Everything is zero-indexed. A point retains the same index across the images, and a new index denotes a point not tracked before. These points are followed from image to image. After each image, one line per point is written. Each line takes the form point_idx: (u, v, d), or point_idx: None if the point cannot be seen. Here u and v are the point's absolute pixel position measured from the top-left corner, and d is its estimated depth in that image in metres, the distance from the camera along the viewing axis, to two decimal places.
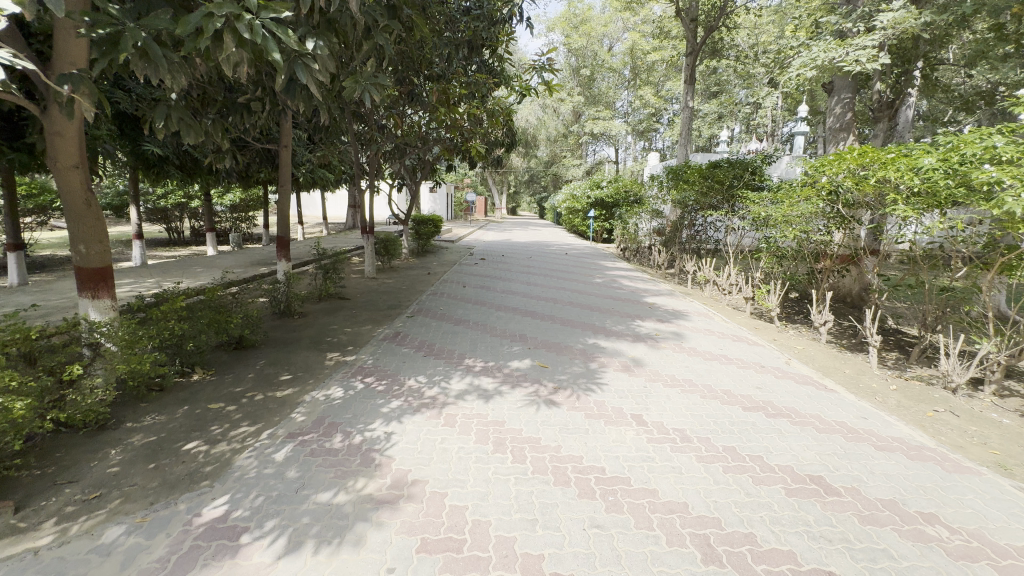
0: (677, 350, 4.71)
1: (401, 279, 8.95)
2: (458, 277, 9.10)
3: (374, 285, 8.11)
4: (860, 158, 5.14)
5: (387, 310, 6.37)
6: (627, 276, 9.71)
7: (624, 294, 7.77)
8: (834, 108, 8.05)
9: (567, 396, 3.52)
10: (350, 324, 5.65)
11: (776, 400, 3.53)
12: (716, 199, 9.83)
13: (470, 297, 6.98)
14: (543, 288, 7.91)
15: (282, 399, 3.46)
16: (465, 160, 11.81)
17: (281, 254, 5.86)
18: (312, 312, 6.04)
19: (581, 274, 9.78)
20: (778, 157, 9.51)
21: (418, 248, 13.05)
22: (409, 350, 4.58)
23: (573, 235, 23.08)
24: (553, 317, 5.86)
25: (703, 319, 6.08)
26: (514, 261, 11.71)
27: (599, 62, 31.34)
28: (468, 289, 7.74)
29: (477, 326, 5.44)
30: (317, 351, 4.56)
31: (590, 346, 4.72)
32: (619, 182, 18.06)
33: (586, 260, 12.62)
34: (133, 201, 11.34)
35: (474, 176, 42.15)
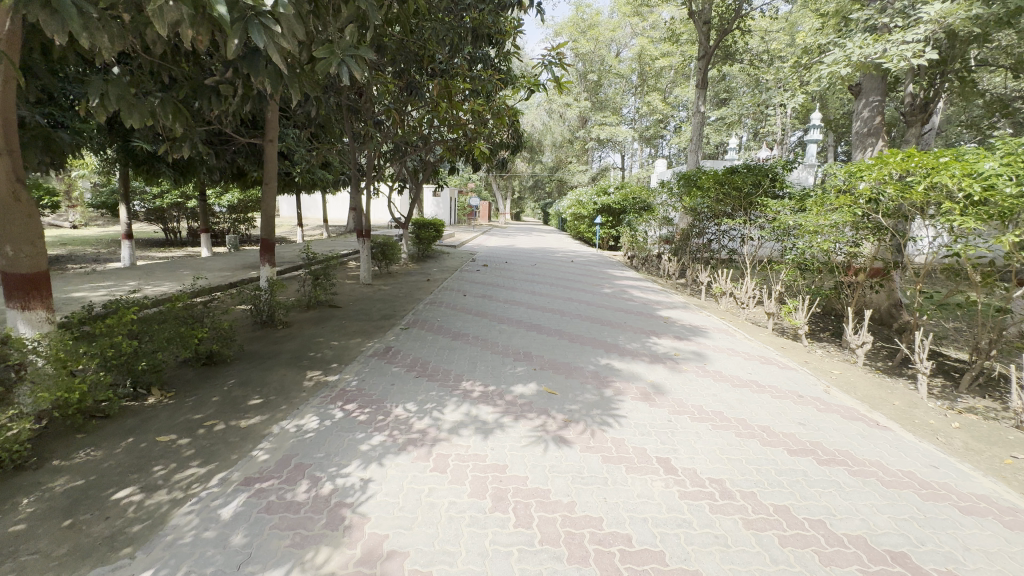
0: (701, 374, 4.20)
1: (398, 286, 8.46)
2: (459, 285, 8.61)
3: (369, 293, 7.63)
4: (904, 163, 4.64)
5: (380, 320, 5.88)
6: (637, 286, 9.20)
7: (636, 306, 7.27)
8: (861, 112, 7.67)
9: (579, 433, 2.99)
10: (338, 337, 5.14)
11: (826, 442, 3.01)
12: (733, 207, 9.34)
13: (471, 308, 6.48)
14: (549, 298, 7.42)
15: (245, 430, 2.95)
16: (468, 162, 11.35)
17: (265, 258, 5.36)
18: (297, 323, 5.53)
19: (589, 283, 9.26)
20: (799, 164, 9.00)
21: (419, 253, 12.58)
22: (399, 370, 4.07)
23: (578, 241, 22.58)
24: (561, 333, 5.36)
25: (724, 337, 5.57)
26: (517, 268, 11.23)
27: (606, 68, 31.02)
28: (468, 299, 7.24)
29: (477, 341, 4.94)
30: (296, 369, 4.05)
31: (603, 369, 4.20)
32: (627, 188, 17.57)
33: (593, 268, 12.12)
34: (124, 200, 10.94)
35: (478, 180, 41.84)
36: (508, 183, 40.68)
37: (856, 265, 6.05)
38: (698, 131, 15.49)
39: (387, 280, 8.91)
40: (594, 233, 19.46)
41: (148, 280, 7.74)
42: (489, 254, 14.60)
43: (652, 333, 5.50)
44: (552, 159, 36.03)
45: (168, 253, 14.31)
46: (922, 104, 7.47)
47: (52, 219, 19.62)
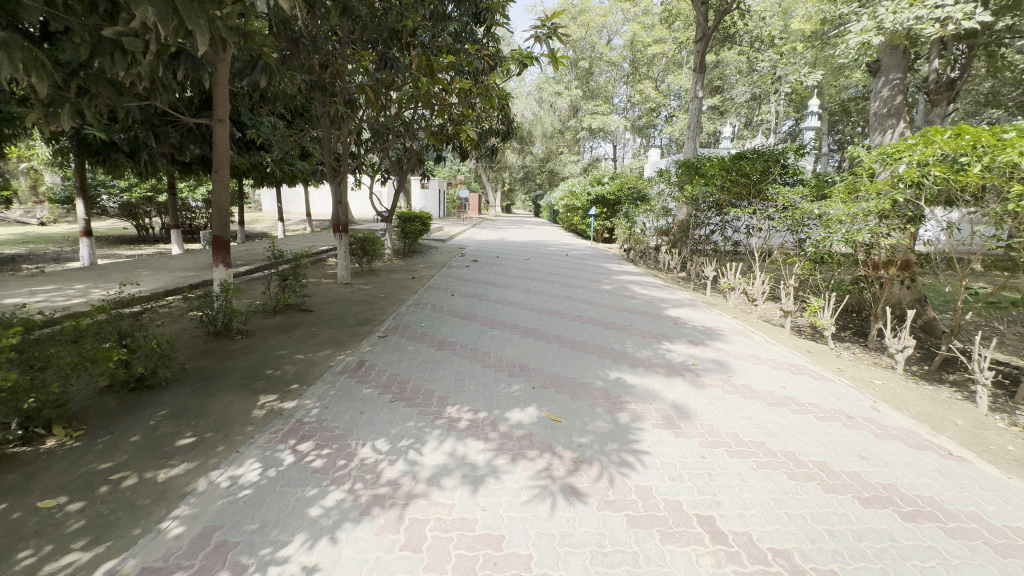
0: (727, 389, 3.60)
1: (380, 285, 7.76)
2: (447, 283, 7.93)
3: (348, 294, 6.93)
4: (955, 142, 4.07)
5: (354, 327, 5.19)
6: (638, 282, 8.60)
7: (639, 305, 6.66)
8: (881, 91, 7.09)
9: (594, 481, 2.35)
10: (304, 348, 4.45)
11: (901, 484, 2.42)
12: (740, 195, 8.74)
13: (459, 311, 5.82)
14: (545, 296, 6.79)
15: (162, 487, 2.27)
16: (456, 150, 10.63)
17: (218, 258, 4.63)
18: (258, 332, 4.83)
19: (585, 279, 8.64)
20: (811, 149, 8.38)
21: (405, 248, 11.86)
22: (371, 392, 3.40)
23: (571, 234, 21.95)
24: (561, 339, 4.74)
25: (741, 340, 4.98)
26: (509, 263, 10.55)
27: (598, 55, 30.23)
28: (456, 299, 6.58)
29: (466, 352, 4.29)
30: (246, 393, 3.37)
31: (614, 386, 3.58)
32: (622, 178, 16.93)
33: (589, 262, 11.50)
34: (81, 194, 10.07)
35: (468, 173, 40.93)
36: (498, 175, 39.84)
37: (885, 256, 5.47)
38: (696, 117, 14.82)
39: (369, 279, 8.20)
40: (588, 225, 18.82)
41: (99, 282, 6.96)
42: (479, 248, 13.92)
43: (662, 338, 4.90)
44: (543, 150, 35.26)
45: (138, 251, 13.43)
46: (948, 81, 6.85)
47: (17, 216, 18.54)
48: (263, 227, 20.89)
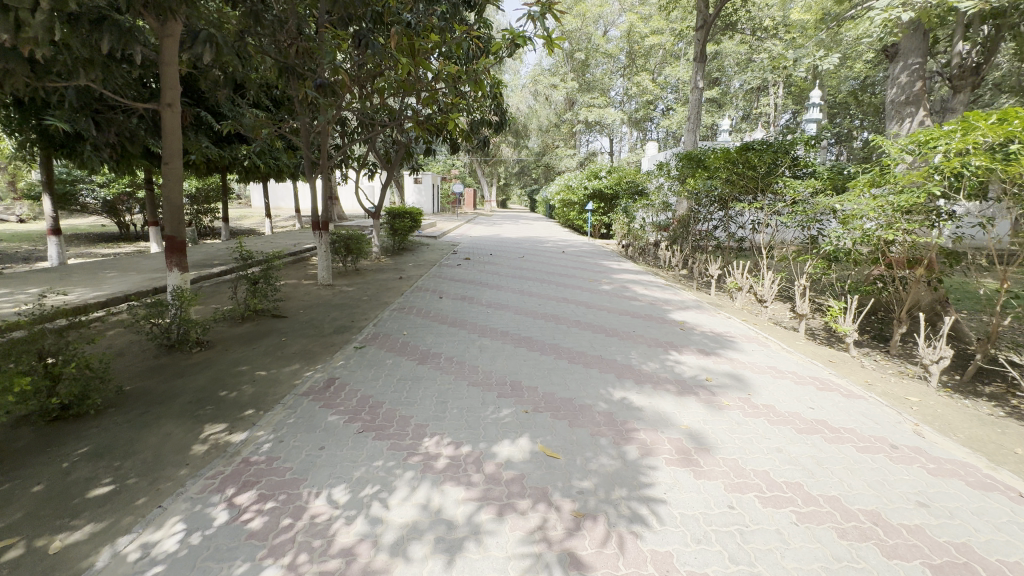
0: (748, 412, 3.14)
1: (365, 287, 7.26)
2: (436, 283, 7.44)
3: (327, 297, 6.43)
4: (1001, 128, 3.62)
5: (330, 336, 4.71)
6: (639, 281, 8.14)
7: (641, 307, 6.21)
8: (898, 77, 6.64)
9: (600, 546, 1.88)
10: (269, 361, 3.97)
11: (978, 544, 1.96)
12: (746, 189, 8.30)
13: (446, 316, 5.35)
14: (540, 299, 6.33)
15: (52, 560, 1.79)
16: (447, 143, 10.13)
17: (171, 260, 4.12)
18: (221, 343, 4.33)
19: (583, 278, 8.18)
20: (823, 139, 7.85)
21: (394, 246, 11.36)
22: (337, 420, 2.91)
23: (567, 230, 21.48)
24: (557, 349, 4.28)
25: (755, 349, 4.53)
26: (502, 261, 10.06)
27: (594, 46, 29.65)
28: (444, 302, 6.09)
29: (451, 367, 3.82)
30: (190, 423, 2.88)
31: (618, 409, 3.12)
32: (620, 172, 16.46)
33: (586, 260, 11.03)
34: (48, 190, 9.49)
35: (462, 167, 40.31)
36: (493, 170, 39.23)
37: (908, 254, 5.03)
38: (696, 108, 14.33)
39: (353, 279, 7.69)
40: (584, 221, 18.37)
41: (56, 286, 6.42)
42: (473, 245, 13.44)
43: (669, 347, 4.45)
44: (539, 144, 34.69)
45: (115, 250, 12.85)
46: (973, 67, 6.44)
47: None
48: (250, 223, 20.29)
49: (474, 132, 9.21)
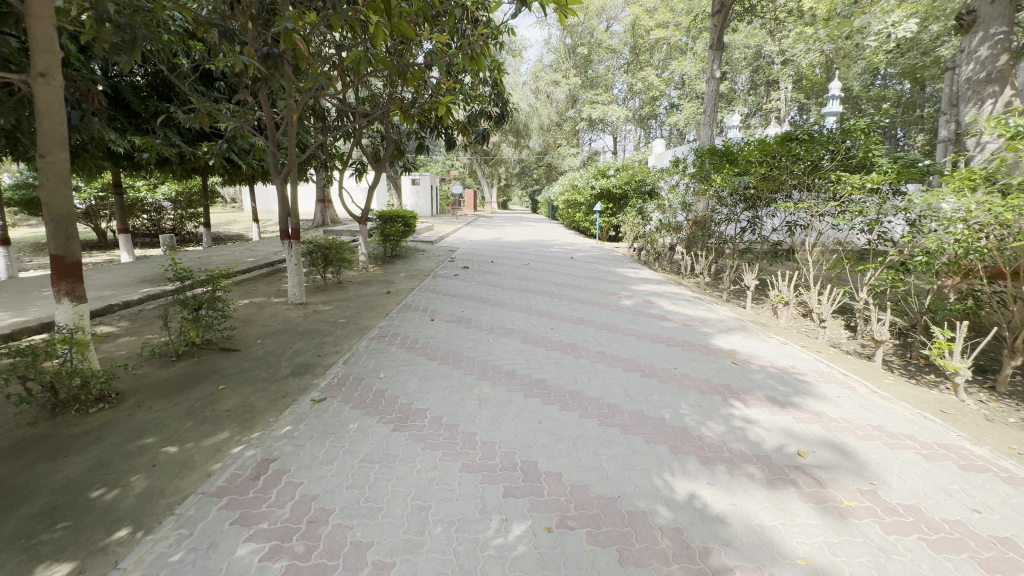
0: (887, 523, 2.06)
1: (345, 305, 6.19)
2: (429, 300, 6.39)
3: (296, 321, 5.36)
4: None
5: (283, 381, 3.64)
6: (663, 294, 7.06)
7: (675, 330, 5.11)
8: (977, 51, 5.57)
9: None
10: (191, 427, 2.90)
11: None
12: (785, 187, 7.22)
13: (437, 349, 4.26)
14: (551, 321, 5.25)
15: None
16: (442, 138, 9.08)
17: (58, 288, 3.03)
18: (135, 399, 3.27)
19: (599, 291, 7.08)
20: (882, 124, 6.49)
21: (386, 254, 10.31)
22: (250, 554, 1.84)
23: (573, 232, 20.40)
24: (584, 403, 3.19)
25: (840, 396, 3.45)
26: (504, 270, 8.97)
27: (597, 41, 28.60)
28: (436, 327, 4.99)
29: (440, 437, 2.73)
30: (17, 562, 1.82)
31: (691, 521, 2.04)
32: (630, 169, 15.40)
33: (598, 266, 9.96)
34: None
35: (462, 168, 39.29)
36: (494, 170, 38.20)
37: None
38: (713, 100, 13.21)
39: (332, 295, 6.63)
40: (592, 223, 17.27)
41: None
42: (472, 251, 12.38)
43: (728, 395, 3.37)
44: (540, 144, 33.63)
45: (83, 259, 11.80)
46: None
47: None
48: (238, 228, 19.22)
49: (471, 125, 8.15)
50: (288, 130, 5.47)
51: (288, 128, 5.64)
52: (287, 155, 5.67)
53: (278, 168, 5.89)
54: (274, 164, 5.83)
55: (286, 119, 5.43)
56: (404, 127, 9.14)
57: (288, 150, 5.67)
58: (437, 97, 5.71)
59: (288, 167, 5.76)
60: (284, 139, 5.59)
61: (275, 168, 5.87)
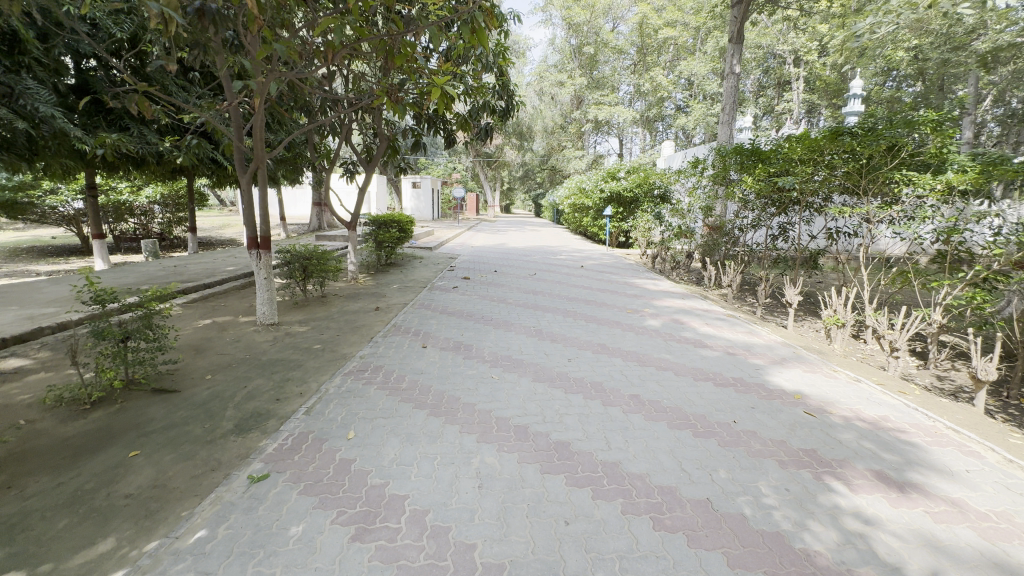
0: None
1: (324, 325, 5.32)
2: (423, 318, 5.51)
3: (261, 348, 4.47)
4: None
5: (222, 442, 2.76)
6: (692, 311, 6.15)
7: (717, 361, 4.20)
8: None
9: None
10: (64, 529, 2.02)
11: None
12: (831, 189, 6.31)
13: (427, 393, 3.37)
14: (568, 350, 4.35)
15: None
16: (439, 133, 8.18)
17: None
18: (8, 474, 2.39)
19: (617, 307, 6.17)
20: (954, 111, 5.40)
21: (379, 262, 9.45)
22: None
23: (579, 237, 19.54)
24: (626, 486, 2.29)
25: (970, 470, 2.54)
26: (509, 281, 8.07)
27: (603, 41, 27.77)
28: (427, 359, 4.10)
29: (421, 557, 1.83)
30: None
31: None
32: (641, 172, 14.54)
33: (612, 276, 9.06)
34: None
35: (464, 171, 38.53)
36: (497, 174, 37.44)
37: None
38: (732, 96, 12.29)
39: (312, 313, 5.76)
40: (600, 228, 16.37)
41: None
42: (473, 258, 11.49)
43: (819, 471, 2.48)
44: (544, 147, 32.80)
45: (56, 267, 10.99)
46: None
47: None
48: (230, 233, 18.43)
49: (472, 120, 7.26)
50: (253, 121, 4.52)
51: (254, 117, 4.68)
52: (253, 148, 4.71)
53: (243, 165, 4.91)
54: (239, 160, 4.87)
55: (252, 110, 4.53)
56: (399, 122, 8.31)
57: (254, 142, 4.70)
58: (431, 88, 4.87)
59: (254, 163, 4.78)
60: (250, 130, 4.65)
61: (240, 164, 4.91)
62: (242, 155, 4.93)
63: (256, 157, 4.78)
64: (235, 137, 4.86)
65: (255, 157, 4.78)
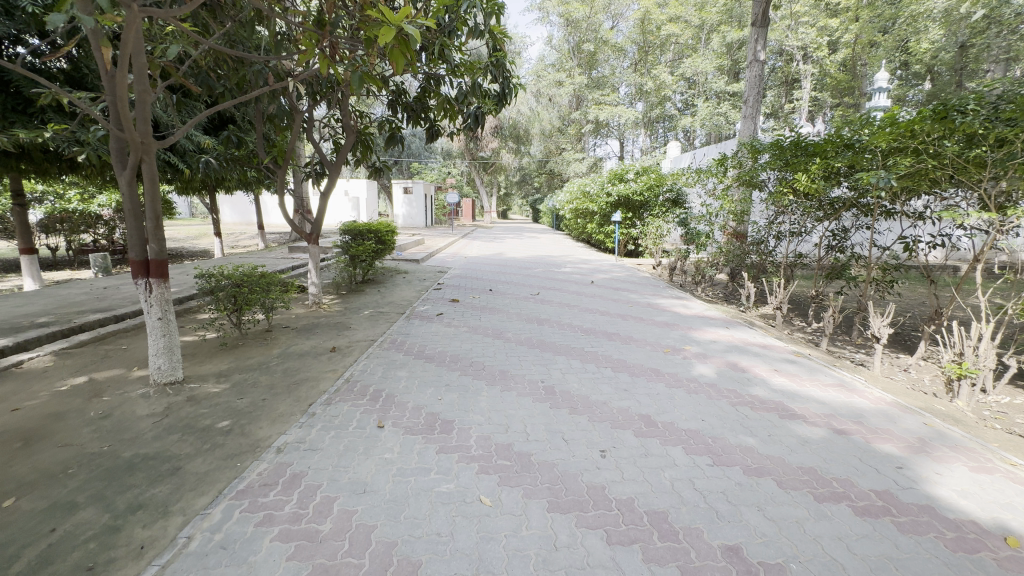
0: None
1: (253, 381, 3.84)
2: (390, 368, 4.04)
3: (135, 432, 2.97)
4: None
5: None
6: (751, 350, 4.67)
7: (829, 453, 2.72)
8: None
9: None
10: None
11: None
12: (923, 188, 4.89)
13: (362, 553, 1.87)
14: (596, 433, 2.86)
15: None
16: (421, 123, 6.68)
17: None
18: None
19: (649, 345, 4.67)
20: None
21: (353, 280, 7.97)
22: None
23: (582, 245, 18.14)
24: None
25: None
26: (508, 304, 6.61)
27: (603, 39, 26.41)
28: (377, 456, 2.60)
29: None
30: None
31: None
32: (651, 173, 13.16)
33: (632, 295, 7.61)
34: None
35: (459, 176, 37.18)
36: (493, 179, 36.09)
37: None
38: (755, 88, 10.91)
39: (243, 360, 4.28)
40: (606, 235, 14.83)
41: None
42: (466, 272, 10.02)
43: None
44: (542, 150, 31.50)
45: None
46: None
47: None
48: (204, 243, 16.92)
49: (459, 104, 5.76)
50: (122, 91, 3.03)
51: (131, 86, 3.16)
52: (129, 132, 3.20)
53: (122, 159, 3.39)
54: (114, 152, 3.34)
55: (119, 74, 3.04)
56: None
57: (131, 122, 3.19)
58: (374, 40, 3.33)
59: (134, 153, 3.27)
60: (123, 104, 3.14)
61: (117, 157, 3.38)
62: (123, 145, 3.42)
63: (136, 145, 3.25)
64: (109, 118, 3.34)
65: (134, 144, 3.25)
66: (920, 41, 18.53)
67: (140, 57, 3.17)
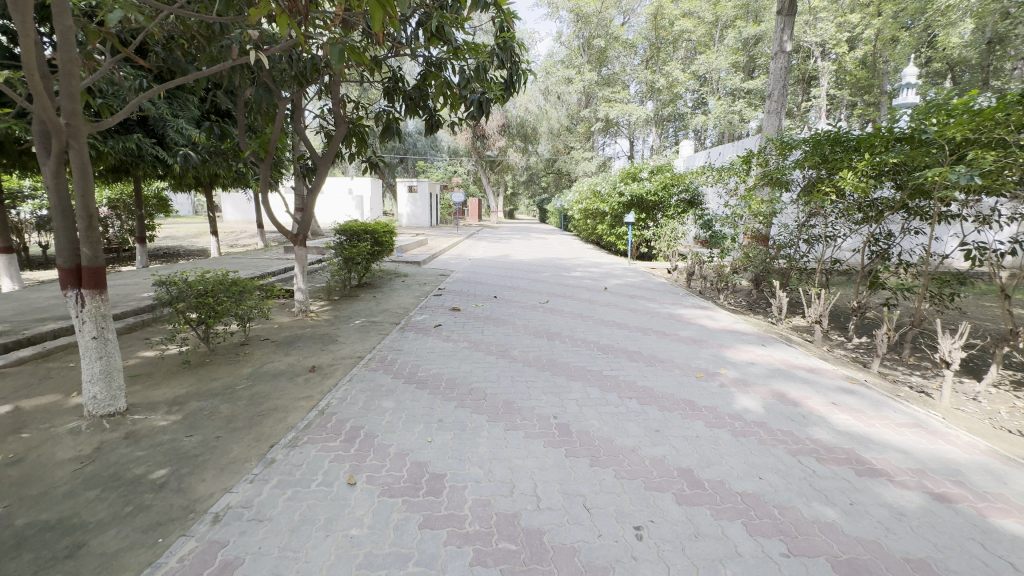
0: None
1: (210, 412, 3.23)
2: (375, 396, 3.41)
3: (44, 485, 2.37)
4: None
5: None
6: (798, 375, 3.99)
7: (938, 534, 2.05)
8: None
9: None
10: None
11: None
12: (1002, 186, 4.17)
13: None
14: (626, 500, 2.21)
15: None
16: (420, 114, 6.02)
17: None
18: None
19: (677, 369, 4.01)
20: None
21: (347, 284, 7.38)
22: None
23: (591, 247, 17.45)
24: None
25: None
26: (514, 314, 5.97)
27: (614, 35, 25.70)
28: (341, 535, 1.97)
29: None
30: None
31: None
32: (666, 171, 12.46)
33: (649, 303, 6.94)
34: None
35: (465, 175, 36.59)
36: (500, 178, 35.41)
37: None
38: (780, 81, 10.18)
39: (204, 383, 3.67)
40: (617, 237, 14.14)
41: None
42: (470, 276, 9.39)
43: None
44: (549, 149, 30.80)
45: None
46: None
47: None
48: (201, 242, 16.43)
49: (460, 90, 5.10)
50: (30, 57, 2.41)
51: (51, 56, 2.58)
52: (46, 112, 2.60)
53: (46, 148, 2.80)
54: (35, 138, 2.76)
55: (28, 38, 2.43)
56: (414, 69, 17.11)
57: (48, 100, 2.58)
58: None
59: (54, 139, 2.67)
60: (39, 78, 2.55)
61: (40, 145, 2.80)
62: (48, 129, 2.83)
63: (57, 129, 2.65)
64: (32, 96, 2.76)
65: (54, 128, 2.65)
66: (948, 36, 17.59)
67: (65, 20, 2.58)
